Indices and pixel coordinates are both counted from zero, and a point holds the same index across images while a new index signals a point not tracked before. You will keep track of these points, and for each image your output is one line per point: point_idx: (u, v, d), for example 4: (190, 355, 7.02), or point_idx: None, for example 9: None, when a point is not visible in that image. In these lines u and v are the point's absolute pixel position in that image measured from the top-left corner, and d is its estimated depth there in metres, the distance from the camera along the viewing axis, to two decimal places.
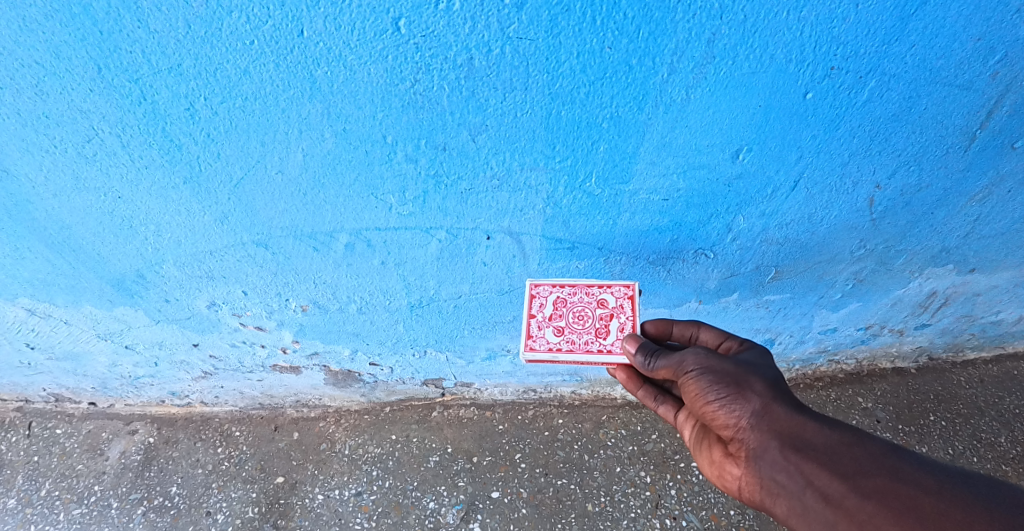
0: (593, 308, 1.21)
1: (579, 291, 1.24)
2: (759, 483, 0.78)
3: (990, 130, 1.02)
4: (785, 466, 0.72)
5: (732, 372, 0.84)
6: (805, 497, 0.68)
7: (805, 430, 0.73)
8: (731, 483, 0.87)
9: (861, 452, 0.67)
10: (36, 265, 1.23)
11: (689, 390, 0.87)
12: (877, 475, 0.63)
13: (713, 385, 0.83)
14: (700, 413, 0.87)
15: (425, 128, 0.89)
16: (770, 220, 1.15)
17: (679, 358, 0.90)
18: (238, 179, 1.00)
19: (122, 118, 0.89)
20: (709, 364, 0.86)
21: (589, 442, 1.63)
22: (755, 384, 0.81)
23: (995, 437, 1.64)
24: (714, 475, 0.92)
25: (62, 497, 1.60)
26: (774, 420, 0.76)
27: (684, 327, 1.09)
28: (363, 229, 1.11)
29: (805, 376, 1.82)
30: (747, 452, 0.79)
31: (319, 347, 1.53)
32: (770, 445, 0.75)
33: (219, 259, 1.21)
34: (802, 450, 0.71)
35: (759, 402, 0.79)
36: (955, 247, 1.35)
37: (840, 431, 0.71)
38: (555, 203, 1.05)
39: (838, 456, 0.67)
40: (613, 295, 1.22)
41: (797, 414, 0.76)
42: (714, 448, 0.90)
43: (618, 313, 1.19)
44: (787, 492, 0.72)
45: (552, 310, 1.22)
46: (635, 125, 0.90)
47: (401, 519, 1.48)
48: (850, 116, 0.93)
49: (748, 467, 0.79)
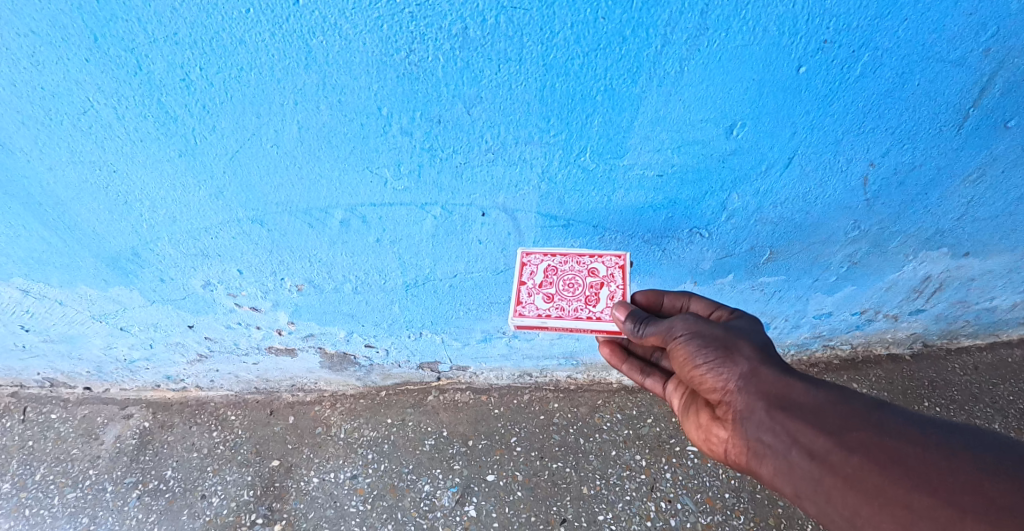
0: (584, 276, 1.17)
1: (570, 259, 1.20)
2: (744, 444, 0.78)
3: (982, 109, 1.03)
4: (771, 426, 0.72)
5: (721, 336, 0.83)
6: (790, 455, 0.69)
7: (791, 390, 0.73)
8: (717, 447, 0.87)
9: (847, 409, 0.68)
10: (31, 243, 1.23)
11: (679, 355, 0.87)
12: (861, 429, 0.64)
13: (700, 349, 0.83)
14: (689, 379, 0.87)
15: (420, 100, 0.89)
16: (764, 199, 1.16)
17: (668, 324, 0.90)
18: (233, 152, 1.00)
19: (118, 89, 0.89)
20: (698, 328, 0.86)
21: (585, 426, 1.63)
22: (744, 348, 0.81)
23: (989, 423, 1.65)
24: (700, 440, 0.93)
25: (57, 481, 1.59)
26: (761, 382, 0.76)
27: (675, 298, 1.07)
28: (359, 205, 1.11)
29: (800, 362, 1.83)
30: (734, 415, 0.79)
31: (314, 329, 1.53)
32: (757, 406, 0.75)
33: (214, 236, 1.21)
34: (789, 409, 0.71)
35: (747, 365, 0.78)
36: (949, 229, 1.36)
37: (826, 390, 0.72)
38: (550, 178, 1.05)
39: (824, 413, 0.68)
40: (604, 263, 1.18)
41: (785, 376, 0.76)
42: (702, 414, 0.91)
43: (609, 281, 1.15)
44: (773, 452, 0.72)
45: (542, 277, 1.18)
46: (629, 98, 0.90)
47: (396, 501, 1.48)
48: (843, 91, 0.94)
49: (735, 430, 0.80)
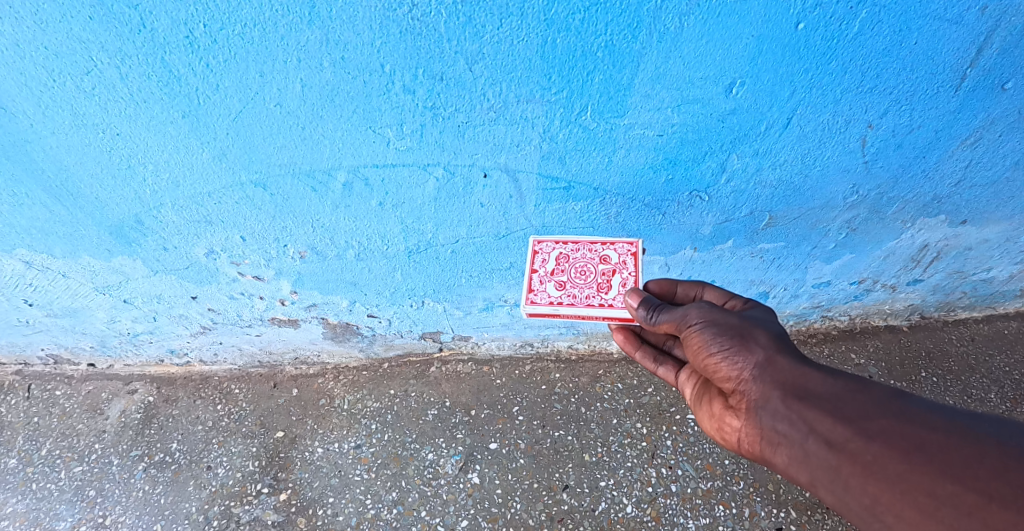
0: (596, 263, 1.24)
1: (582, 247, 1.28)
2: (759, 433, 0.79)
3: (979, 69, 1.03)
4: (786, 415, 0.73)
5: (737, 325, 0.86)
6: (806, 444, 0.69)
7: (808, 379, 0.74)
8: (730, 436, 0.89)
9: (866, 398, 0.68)
10: (35, 211, 1.24)
11: (693, 344, 0.90)
12: (882, 418, 0.64)
13: (716, 337, 0.86)
14: (703, 367, 0.90)
15: (422, 56, 0.89)
16: (764, 161, 1.17)
17: (683, 312, 0.92)
18: (237, 113, 1.00)
19: (121, 48, 0.88)
20: (713, 317, 0.89)
21: (587, 395, 1.65)
22: (760, 336, 0.83)
23: (985, 393, 1.66)
24: (713, 429, 0.95)
25: (63, 455, 1.61)
26: (777, 370, 0.77)
27: (688, 287, 1.10)
28: (361, 166, 1.12)
29: (799, 333, 1.85)
30: (748, 404, 0.80)
31: (317, 299, 1.54)
32: (772, 395, 0.76)
33: (217, 202, 1.22)
34: (805, 398, 0.71)
35: (763, 354, 0.80)
36: (947, 196, 1.37)
37: (844, 380, 0.72)
38: (551, 138, 1.06)
39: (843, 402, 0.68)
40: (616, 251, 1.26)
41: (801, 365, 0.77)
42: (715, 403, 0.93)
43: (621, 268, 1.22)
44: (788, 441, 0.72)
45: (554, 265, 1.26)
46: (630, 55, 0.90)
47: (400, 470, 1.50)
48: (840, 49, 0.94)
49: (749, 418, 0.81)
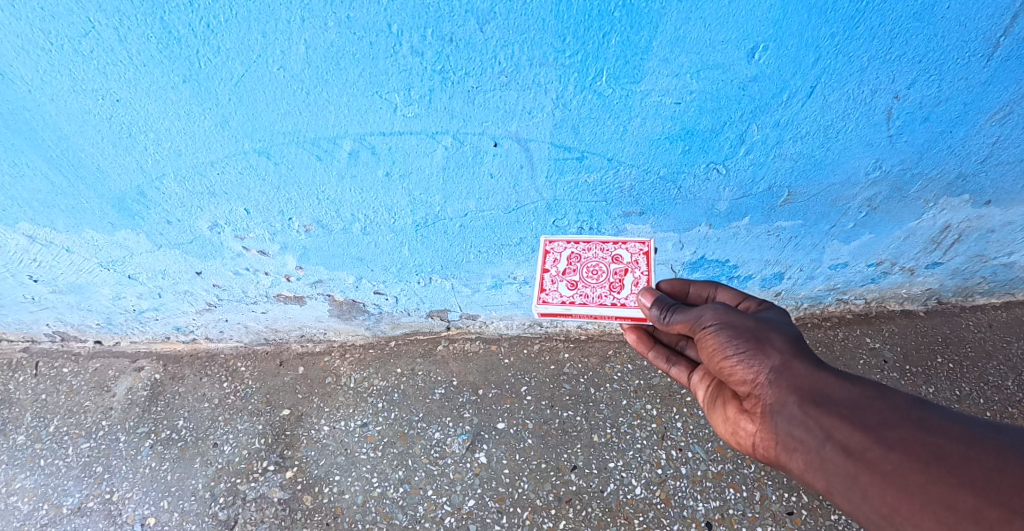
0: (608, 263, 1.27)
1: (594, 247, 1.32)
2: (773, 438, 0.75)
3: (1015, 38, 0.97)
4: (802, 420, 0.69)
5: (753, 327, 0.82)
6: (822, 450, 0.65)
7: (824, 385, 0.70)
8: (744, 441, 0.86)
9: (885, 406, 0.63)
10: (36, 183, 1.22)
11: (708, 345, 0.86)
12: (902, 426, 0.59)
13: (731, 339, 0.81)
14: (718, 369, 0.86)
15: (432, 16, 0.85)
16: (784, 132, 1.12)
17: (697, 313, 0.88)
18: (239, 77, 0.97)
19: (119, 7, 0.85)
20: (729, 318, 0.84)
21: (596, 376, 1.63)
22: (776, 340, 0.79)
23: (1002, 381, 1.61)
24: (727, 433, 0.92)
25: (71, 432, 1.61)
26: (794, 375, 0.74)
27: (701, 288, 1.07)
28: (368, 134, 1.09)
29: (812, 316, 1.82)
30: (763, 408, 0.77)
31: (322, 274, 1.53)
32: (788, 400, 0.72)
33: (220, 171, 1.19)
34: (823, 404, 0.67)
35: (779, 358, 0.76)
36: (972, 174, 1.32)
37: (862, 386, 0.67)
38: (565, 105, 1.02)
39: (861, 410, 0.64)
40: (628, 251, 1.28)
41: (819, 370, 0.73)
42: (728, 406, 0.90)
43: (633, 268, 1.24)
44: (805, 447, 0.68)
45: (566, 264, 1.29)
46: (648, 15, 0.85)
47: (407, 448, 1.49)
48: (870, 13, 0.89)
49: (763, 423, 0.78)
